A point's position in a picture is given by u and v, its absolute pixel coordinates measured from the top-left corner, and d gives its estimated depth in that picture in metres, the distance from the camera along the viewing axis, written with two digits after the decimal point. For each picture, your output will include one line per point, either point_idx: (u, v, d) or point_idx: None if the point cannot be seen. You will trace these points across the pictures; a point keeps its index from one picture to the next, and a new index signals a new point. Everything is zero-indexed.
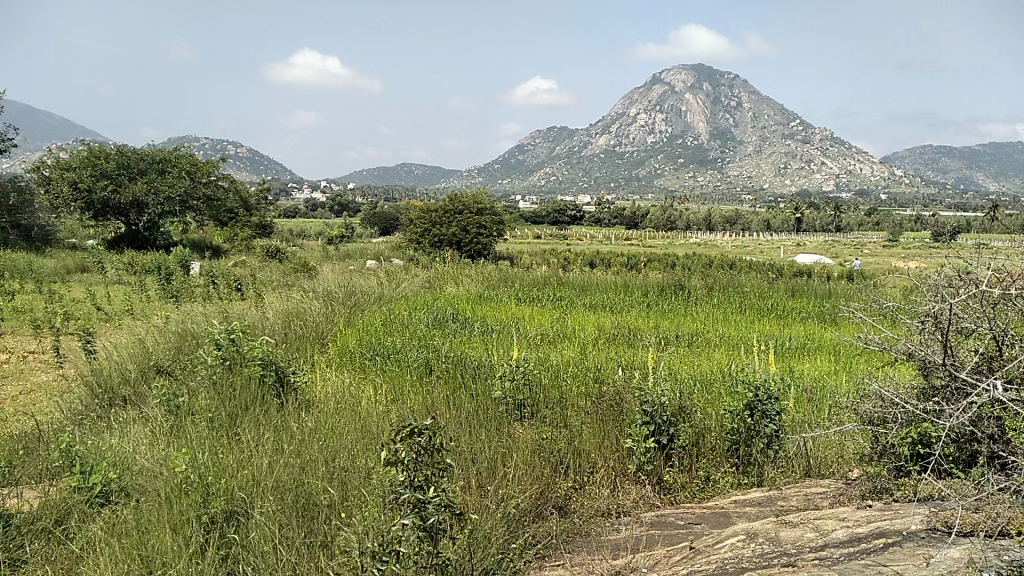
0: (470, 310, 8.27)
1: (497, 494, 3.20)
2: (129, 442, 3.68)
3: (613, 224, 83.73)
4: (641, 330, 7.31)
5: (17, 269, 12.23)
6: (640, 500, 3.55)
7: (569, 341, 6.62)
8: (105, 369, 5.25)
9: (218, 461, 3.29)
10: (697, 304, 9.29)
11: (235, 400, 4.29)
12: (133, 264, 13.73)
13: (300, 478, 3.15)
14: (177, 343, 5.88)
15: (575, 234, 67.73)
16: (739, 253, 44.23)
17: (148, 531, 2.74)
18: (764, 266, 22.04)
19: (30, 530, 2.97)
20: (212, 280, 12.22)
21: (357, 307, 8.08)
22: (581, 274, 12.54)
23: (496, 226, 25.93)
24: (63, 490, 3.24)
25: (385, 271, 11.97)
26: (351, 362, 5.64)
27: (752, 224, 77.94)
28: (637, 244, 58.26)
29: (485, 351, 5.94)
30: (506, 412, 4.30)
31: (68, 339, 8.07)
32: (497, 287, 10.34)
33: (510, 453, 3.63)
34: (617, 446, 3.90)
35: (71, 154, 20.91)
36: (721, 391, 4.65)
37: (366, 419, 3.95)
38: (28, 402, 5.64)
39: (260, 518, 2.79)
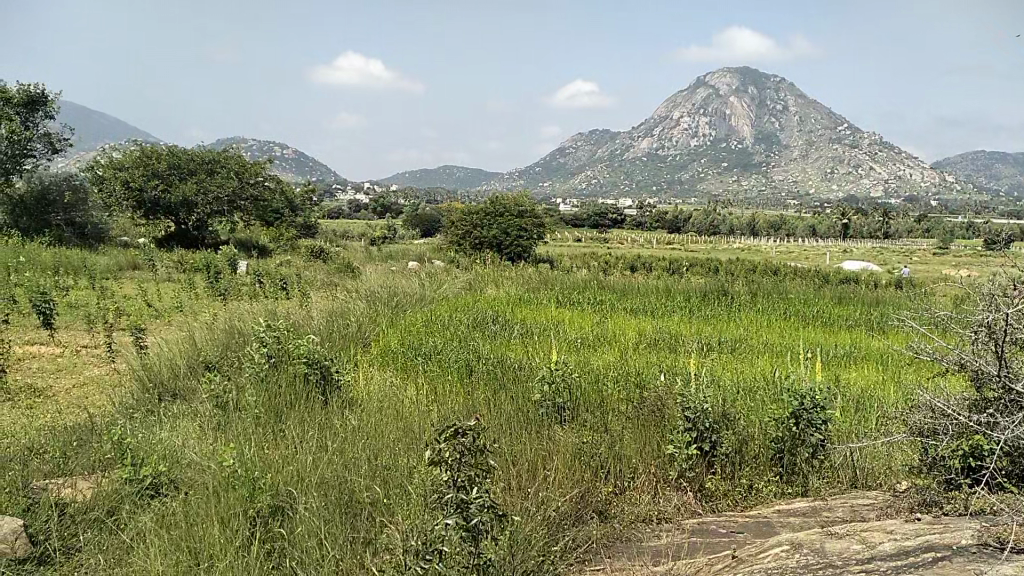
0: (511, 313, 8.29)
1: (538, 496, 3.21)
2: (178, 436, 3.76)
3: (654, 228, 83.28)
4: (682, 335, 7.25)
5: (72, 265, 12.62)
6: (681, 506, 3.51)
7: (609, 345, 6.59)
8: (155, 365, 5.39)
9: (266, 458, 3.35)
10: (740, 310, 9.18)
11: (280, 397, 4.36)
12: (183, 263, 14.03)
13: (345, 476, 3.19)
14: (224, 338, 5.98)
15: (615, 237, 67.49)
16: (784, 259, 43.87)
17: (197, 523, 2.80)
18: (811, 272, 21.70)
19: (84, 520, 3.07)
20: (259, 279, 12.44)
21: (399, 308, 8.14)
22: (622, 277, 12.51)
23: (537, 229, 25.91)
24: (115, 482, 3.31)
25: (428, 272, 12.08)
26: (393, 361, 5.71)
27: (796, 229, 76.74)
28: (679, 247, 58.00)
29: (526, 354, 5.94)
30: (547, 416, 4.30)
31: (121, 334, 8.29)
32: (538, 290, 10.37)
33: (550, 457, 3.63)
34: (658, 452, 3.87)
35: (124, 154, 21.47)
36: (764, 399, 4.58)
37: (409, 418, 3.97)
38: (81, 395, 5.80)
39: (305, 514, 2.83)
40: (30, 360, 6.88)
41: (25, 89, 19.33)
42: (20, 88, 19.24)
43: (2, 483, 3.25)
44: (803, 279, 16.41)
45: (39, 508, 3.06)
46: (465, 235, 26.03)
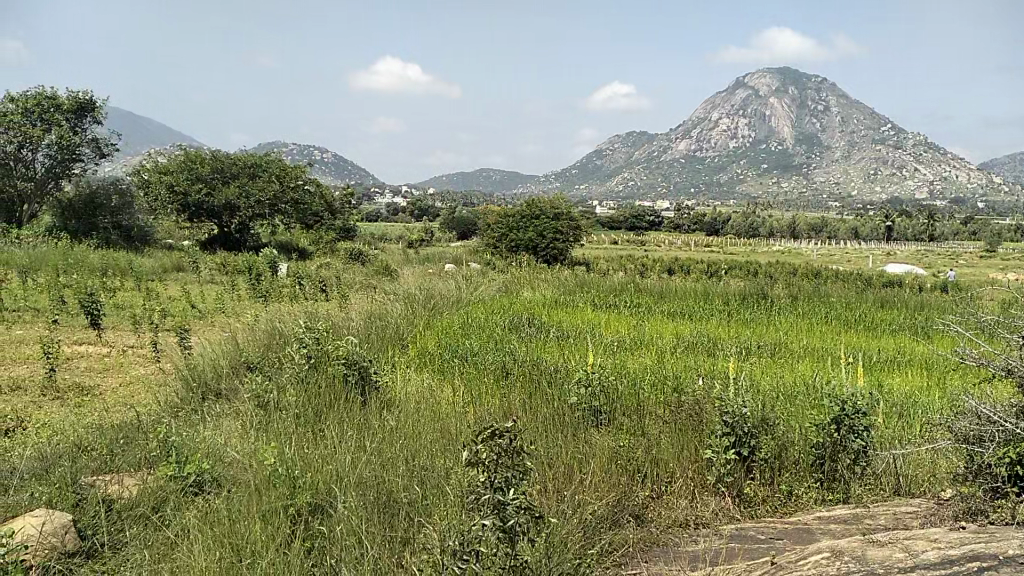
0: (546, 315, 8.28)
1: (574, 499, 3.20)
2: (221, 435, 3.83)
3: (692, 230, 82.63)
4: (721, 339, 7.18)
5: (119, 267, 12.94)
6: (719, 511, 3.47)
7: (646, 349, 6.55)
8: (198, 365, 5.50)
9: (305, 457, 3.40)
10: (780, 314, 9.05)
11: (319, 398, 4.42)
12: (225, 265, 14.28)
13: (382, 476, 3.22)
14: (265, 339, 6.07)
15: (652, 239, 67.05)
16: (826, 262, 43.25)
17: (238, 521, 2.84)
18: (855, 275, 21.33)
19: (130, 515, 3.14)
20: (299, 281, 12.61)
21: (436, 310, 8.18)
22: (660, 280, 12.42)
23: (574, 231, 25.85)
24: (159, 478, 3.38)
25: (464, 274, 12.15)
26: (430, 363, 5.74)
27: (838, 231, 75.42)
28: (717, 250, 57.37)
29: (562, 356, 5.94)
30: (583, 418, 4.30)
31: (166, 334, 8.48)
32: (574, 293, 10.35)
33: (587, 460, 3.63)
34: (696, 456, 3.83)
35: (169, 158, 21.95)
36: (805, 405, 4.52)
37: (446, 419, 3.99)
38: (127, 394, 5.94)
39: (344, 513, 2.86)
40: (79, 359, 7.07)
41: (74, 95, 19.87)
42: (70, 94, 19.78)
43: (53, 480, 3.35)
44: (845, 283, 16.11)
45: (88, 503, 3.13)
46: (502, 237, 26.10)
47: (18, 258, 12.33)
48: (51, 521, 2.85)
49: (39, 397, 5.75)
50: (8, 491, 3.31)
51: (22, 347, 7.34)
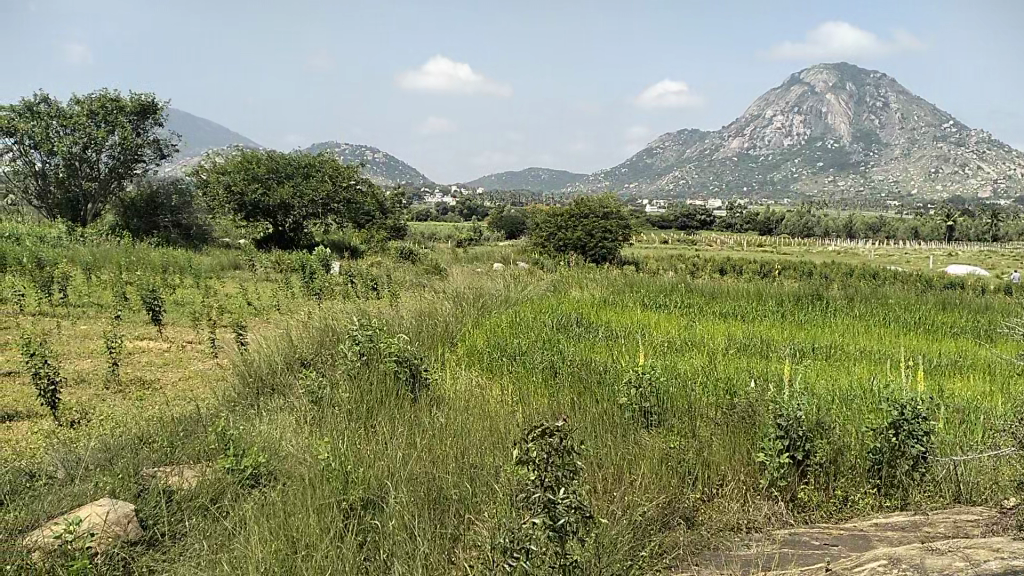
0: (595, 315, 8.23)
1: (624, 500, 3.19)
2: (276, 430, 3.91)
3: (744, 229, 81.45)
4: (774, 341, 7.05)
5: (179, 264, 13.31)
6: (772, 516, 3.40)
7: (697, 350, 6.46)
8: (254, 361, 5.61)
9: (357, 452, 3.46)
10: (835, 316, 8.83)
11: (371, 395, 4.48)
12: (280, 263, 14.55)
13: (434, 472, 3.25)
14: (318, 335, 6.15)
15: (703, 239, 66.20)
16: (883, 262, 42.24)
17: (292, 513, 2.90)
18: (914, 276, 20.68)
19: (189, 506, 3.22)
20: (351, 279, 12.78)
21: (484, 309, 8.20)
22: (711, 280, 12.22)
23: (623, 230, 25.69)
24: (218, 471, 3.46)
25: (513, 273, 12.20)
26: (480, 361, 5.76)
27: (896, 231, 73.40)
28: (770, 250, 56.38)
29: (610, 357, 5.90)
30: (632, 419, 4.26)
31: (223, 330, 8.68)
32: (623, 292, 10.27)
33: (637, 461, 3.60)
34: (748, 459, 3.77)
35: (226, 158, 22.47)
36: (862, 409, 4.42)
37: (495, 417, 4.00)
38: (186, 389, 6.10)
39: (394, 509, 2.90)
40: (140, 354, 7.29)
41: (137, 98, 20.49)
42: (133, 97, 20.42)
43: (116, 471, 3.46)
44: (904, 285, 15.67)
45: (149, 494, 3.23)
46: (550, 236, 26.07)
47: (84, 256, 12.79)
48: (114, 511, 2.95)
49: (103, 390, 5.94)
50: (75, 480, 3.43)
51: (87, 341, 7.61)
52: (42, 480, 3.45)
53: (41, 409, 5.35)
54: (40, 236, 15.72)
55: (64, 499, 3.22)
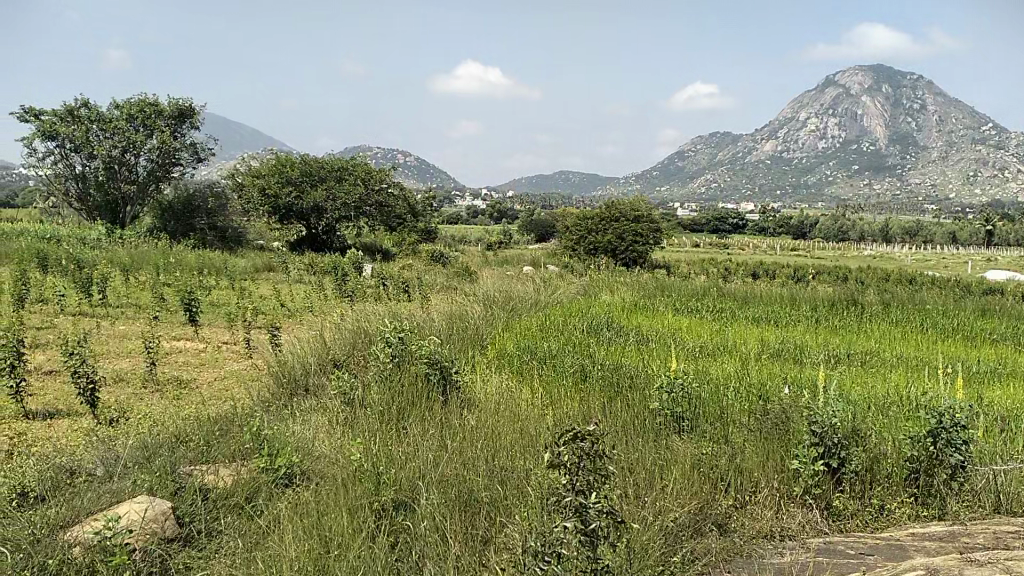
0: (626, 319, 8.19)
1: (655, 506, 3.17)
2: (309, 431, 3.95)
3: (777, 233, 80.61)
4: (808, 346, 6.96)
5: (214, 266, 13.51)
6: (806, 524, 3.35)
7: (730, 355, 6.40)
8: (289, 361, 5.67)
9: (388, 453, 3.49)
10: (871, 321, 8.69)
11: (402, 397, 4.50)
12: (312, 265, 14.70)
13: (464, 475, 3.26)
14: (351, 337, 6.20)
15: (734, 243, 65.59)
16: (921, 267, 41.52)
17: (325, 513, 2.92)
18: (953, 282, 20.27)
19: (225, 504, 3.27)
20: (382, 282, 12.88)
21: (515, 312, 8.20)
22: (744, 284, 12.11)
23: (654, 234, 25.55)
24: (253, 469, 3.50)
25: (542, 276, 12.21)
26: (510, 363, 5.77)
27: (934, 236, 72.02)
28: (804, 254, 55.73)
29: (641, 361, 5.87)
30: (664, 425, 4.23)
31: (258, 332, 8.80)
32: (654, 296, 10.23)
33: (669, 466, 3.58)
34: (782, 466, 3.72)
35: (261, 162, 22.76)
36: (899, 416, 4.34)
37: (525, 420, 3.99)
38: (222, 388, 6.20)
39: (425, 510, 2.91)
40: (177, 354, 7.42)
41: (175, 102, 20.90)
42: (171, 101, 20.81)
43: (155, 468, 3.52)
44: (941, 290, 15.42)
45: (185, 492, 3.27)
46: (581, 239, 26.04)
47: (124, 257, 13.05)
48: (152, 508, 2.99)
49: (141, 389, 6.06)
50: (114, 478, 3.49)
51: (126, 341, 7.77)
52: (82, 477, 3.52)
53: (81, 407, 5.48)
54: (80, 237, 16.06)
55: (103, 495, 3.28)
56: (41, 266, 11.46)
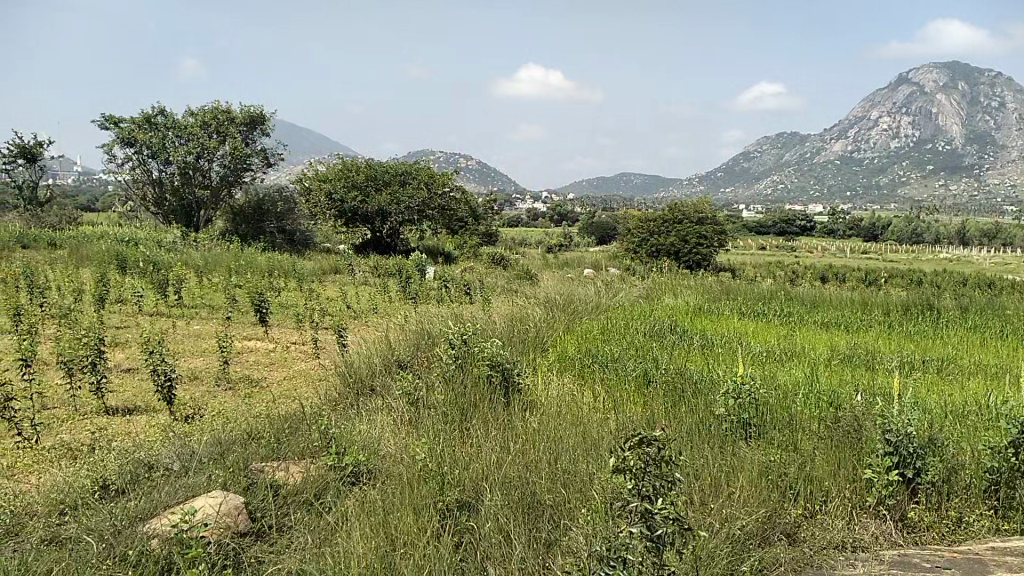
0: (691, 323, 8.07)
1: (722, 513, 3.12)
2: (375, 431, 4.01)
3: (847, 235, 78.39)
4: (880, 352, 6.74)
5: (284, 268, 13.86)
6: (879, 536, 3.25)
7: (798, 361, 6.24)
8: (355, 361, 5.77)
9: (453, 454, 3.53)
10: (949, 327, 8.36)
11: (465, 398, 4.54)
12: (377, 268, 14.95)
13: (528, 477, 3.27)
14: (415, 339, 6.27)
15: (802, 245, 64.02)
16: (1003, 271, 39.77)
17: (390, 512, 2.97)
18: None
19: (294, 501, 3.35)
20: (445, 284, 13.00)
21: (576, 315, 8.18)
22: (815, 288, 11.81)
23: (718, 236, 25.12)
24: (322, 467, 3.57)
25: (605, 278, 12.15)
26: (572, 367, 5.75)
27: (1016, 238, 68.91)
28: (876, 257, 54.10)
29: (707, 366, 5.77)
30: (730, 431, 4.15)
31: (324, 332, 9.00)
32: (719, 300, 10.06)
33: (735, 474, 3.52)
34: (854, 476, 3.61)
35: (327, 167, 23.24)
36: (979, 426, 4.17)
37: (587, 424, 3.98)
38: (290, 387, 6.36)
39: (489, 512, 2.93)
40: (248, 353, 7.64)
41: (247, 109, 21.55)
42: (243, 109, 21.47)
43: (228, 464, 3.63)
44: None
45: (257, 487, 3.37)
46: (643, 242, 25.81)
47: (198, 259, 13.51)
48: (226, 503, 3.08)
49: (214, 386, 6.27)
50: (190, 472, 3.62)
51: (201, 340, 8.04)
52: (160, 472, 3.65)
53: (158, 403, 5.69)
54: (157, 241, 16.68)
55: (179, 490, 3.39)
56: (121, 267, 11.95)
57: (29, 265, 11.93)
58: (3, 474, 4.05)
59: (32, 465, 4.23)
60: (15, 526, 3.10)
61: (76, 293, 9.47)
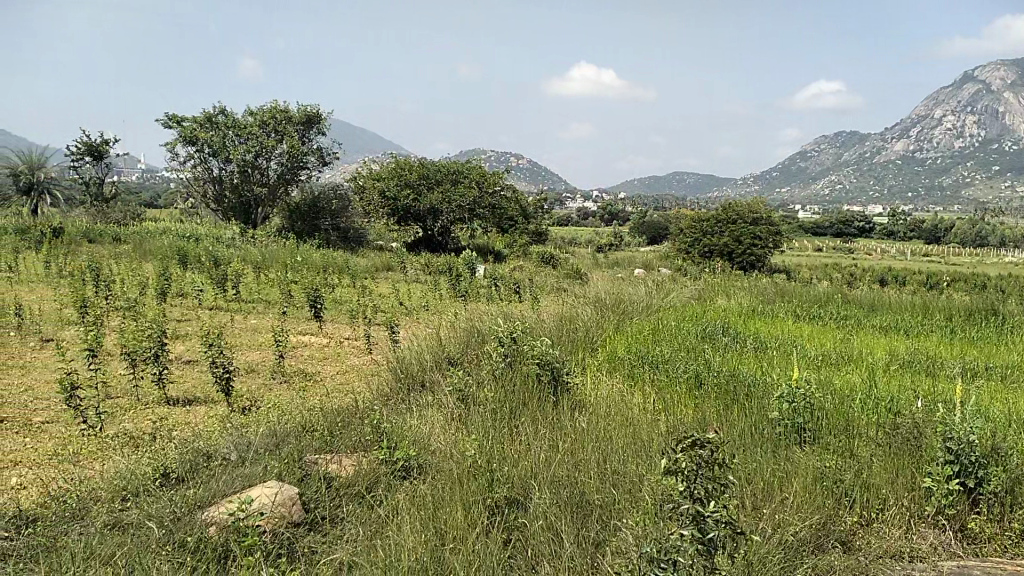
0: (744, 325, 7.93)
1: (774, 518, 3.07)
2: (425, 426, 4.06)
3: (907, 238, 76.30)
4: (942, 358, 6.54)
5: (337, 265, 14.09)
6: (938, 546, 3.15)
7: (855, 366, 6.08)
8: (406, 357, 5.84)
9: (502, 451, 3.55)
10: (1016, 333, 8.08)
11: (514, 397, 4.56)
12: (428, 266, 15.09)
13: (577, 477, 3.27)
14: (465, 336, 6.31)
15: (860, 247, 62.49)
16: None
17: (441, 508, 3.00)
18: None
19: (347, 493, 3.41)
20: (495, 282, 13.06)
21: (627, 315, 8.15)
22: (873, 292, 11.52)
23: (773, 237, 24.68)
24: (373, 462, 3.63)
25: (657, 279, 12.05)
26: (622, 367, 5.72)
27: None
28: (938, 260, 52.54)
29: (760, 369, 5.68)
30: (784, 435, 4.08)
31: (376, 328, 9.13)
32: (774, 302, 9.89)
33: (788, 478, 3.47)
34: (913, 484, 3.52)
35: (381, 165, 23.53)
36: None
37: (637, 425, 3.95)
38: (343, 381, 6.46)
39: (538, 510, 2.94)
40: (303, 347, 7.79)
41: (304, 109, 21.95)
42: (300, 108, 21.86)
43: (283, 456, 3.72)
44: None
45: (311, 479, 3.45)
46: (695, 242, 25.55)
47: (255, 255, 13.83)
48: (281, 493, 3.15)
49: (270, 379, 6.42)
50: (246, 462, 3.71)
51: (258, 334, 8.23)
52: (218, 461, 3.75)
53: (217, 395, 5.84)
54: (216, 237, 17.09)
55: (237, 479, 3.48)
56: (182, 262, 12.30)
57: (95, 259, 12.37)
58: (69, 460, 4.21)
59: (97, 453, 4.39)
60: (81, 510, 3.21)
61: (140, 287, 9.78)
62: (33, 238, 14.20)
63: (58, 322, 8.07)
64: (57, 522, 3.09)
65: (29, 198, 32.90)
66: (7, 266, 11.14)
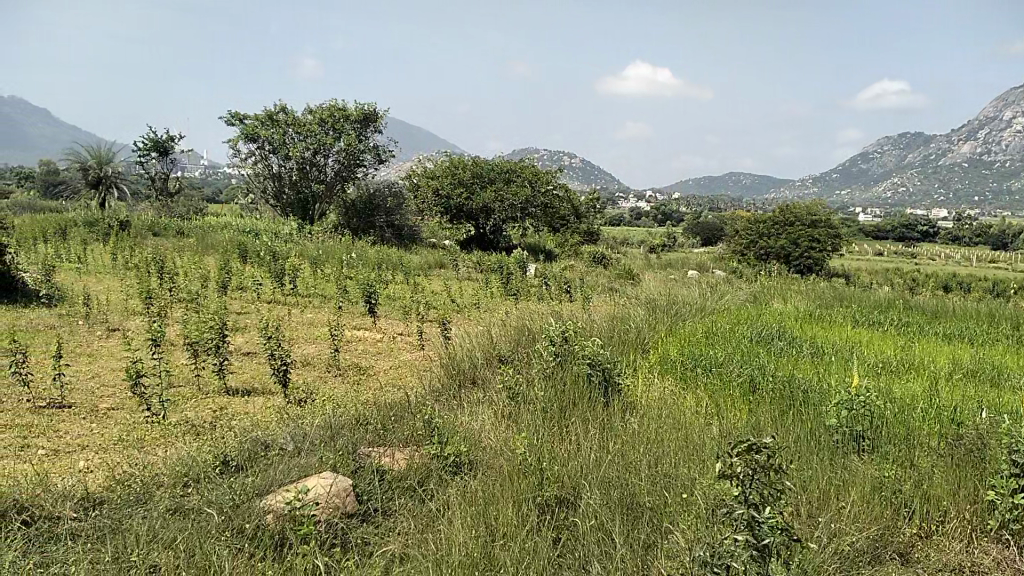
0: (800, 330, 7.77)
1: (830, 527, 3.02)
2: (476, 424, 4.09)
3: (973, 243, 73.75)
4: (1008, 368, 6.31)
5: (391, 261, 14.27)
6: (1001, 560, 3.05)
7: (916, 374, 5.91)
8: (459, 354, 5.89)
9: (553, 450, 3.56)
10: None
11: (565, 396, 4.56)
12: (479, 263, 15.17)
13: (627, 478, 3.26)
14: (516, 334, 6.34)
15: (923, 252, 60.63)
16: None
17: (492, 504, 3.03)
18: None
19: (399, 486, 3.46)
20: (546, 281, 13.06)
21: (679, 316, 8.08)
22: (935, 297, 11.17)
23: (831, 240, 24.10)
24: (425, 456, 3.68)
25: (711, 281, 11.89)
26: (674, 369, 5.67)
27: None
28: (1005, 267, 50.73)
29: (816, 374, 5.57)
30: (841, 443, 4.00)
31: (429, 325, 9.22)
32: (832, 306, 9.67)
33: (845, 486, 3.40)
34: (975, 497, 3.41)
35: (435, 163, 23.74)
36: None
37: (689, 428, 3.92)
38: (396, 376, 6.55)
39: (589, 509, 2.95)
40: (357, 342, 7.92)
41: (360, 106, 22.27)
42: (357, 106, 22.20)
43: (337, 448, 3.79)
44: None
45: (365, 471, 3.51)
46: (750, 244, 25.12)
47: (311, 251, 14.08)
48: (336, 484, 3.21)
49: (326, 372, 6.55)
50: (302, 453, 3.80)
51: (314, 328, 8.41)
52: (275, 450, 3.84)
53: (274, 386, 5.98)
54: (274, 232, 17.46)
55: (293, 469, 3.56)
56: (241, 256, 12.61)
57: (159, 252, 12.79)
58: (135, 445, 4.36)
59: (160, 439, 4.54)
60: (145, 494, 3.33)
61: (201, 280, 10.08)
62: (101, 231, 14.76)
63: (124, 312, 8.37)
64: (122, 505, 3.20)
65: (98, 191, 34.11)
66: (77, 257, 11.58)
